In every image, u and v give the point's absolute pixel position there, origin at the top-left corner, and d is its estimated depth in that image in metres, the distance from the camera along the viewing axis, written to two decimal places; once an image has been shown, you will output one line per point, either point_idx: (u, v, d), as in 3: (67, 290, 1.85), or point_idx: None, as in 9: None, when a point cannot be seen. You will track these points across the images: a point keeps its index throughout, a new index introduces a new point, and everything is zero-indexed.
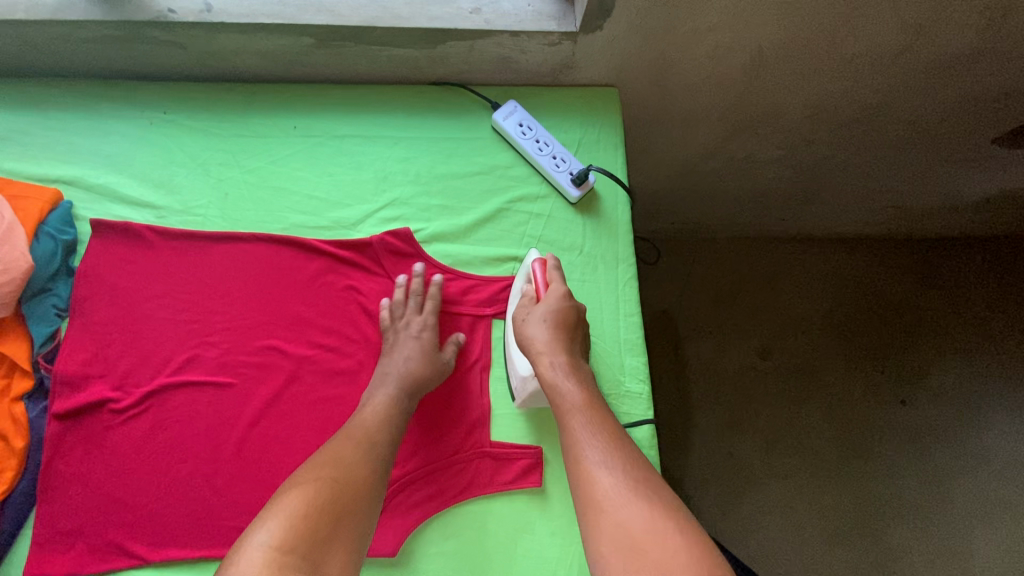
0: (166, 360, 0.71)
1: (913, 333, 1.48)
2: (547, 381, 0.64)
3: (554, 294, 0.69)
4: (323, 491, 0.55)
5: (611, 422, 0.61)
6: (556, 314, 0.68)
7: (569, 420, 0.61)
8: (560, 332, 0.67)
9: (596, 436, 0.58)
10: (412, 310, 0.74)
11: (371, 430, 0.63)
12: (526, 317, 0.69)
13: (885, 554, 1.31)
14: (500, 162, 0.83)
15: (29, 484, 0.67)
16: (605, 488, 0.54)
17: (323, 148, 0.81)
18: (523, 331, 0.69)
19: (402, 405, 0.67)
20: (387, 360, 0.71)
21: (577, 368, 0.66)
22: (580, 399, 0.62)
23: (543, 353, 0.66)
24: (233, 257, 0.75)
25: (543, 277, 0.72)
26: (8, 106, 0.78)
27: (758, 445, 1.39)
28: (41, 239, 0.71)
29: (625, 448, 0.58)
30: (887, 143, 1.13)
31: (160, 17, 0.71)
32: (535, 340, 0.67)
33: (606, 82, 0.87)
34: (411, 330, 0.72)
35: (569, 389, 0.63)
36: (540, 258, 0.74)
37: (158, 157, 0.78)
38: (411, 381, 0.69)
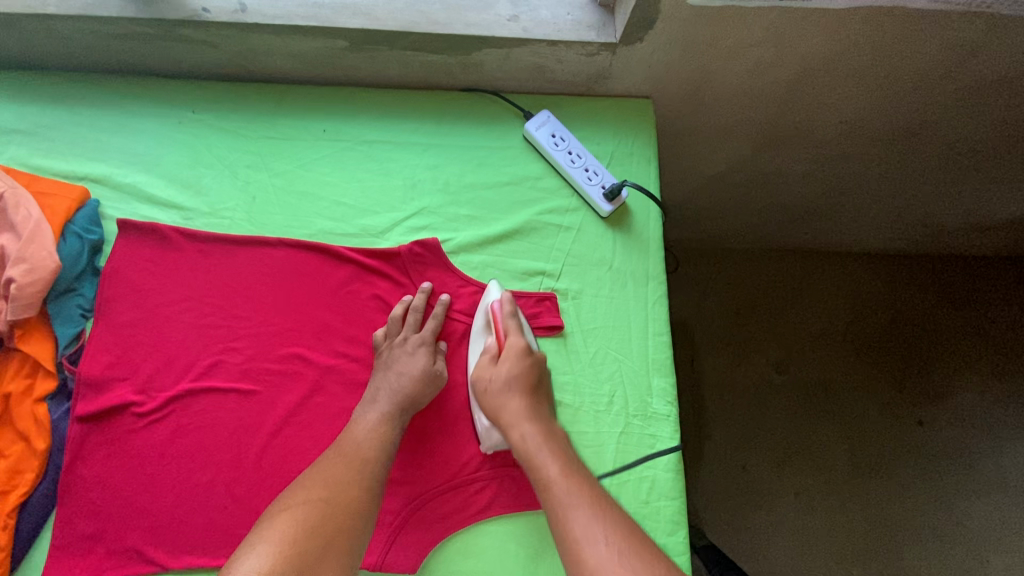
0: (189, 365, 0.71)
1: (934, 353, 1.45)
2: (523, 450, 0.65)
3: (511, 348, 0.69)
4: (311, 516, 0.58)
5: (593, 487, 0.62)
6: (517, 381, 0.68)
7: (548, 494, 0.61)
8: (527, 398, 0.67)
9: (580, 508, 0.59)
10: (410, 325, 0.72)
11: (362, 450, 0.64)
12: (491, 380, 0.69)
13: None
14: (531, 173, 0.81)
15: (49, 486, 0.66)
16: (593, 565, 0.55)
17: (351, 153, 0.79)
18: (487, 401, 0.69)
19: (392, 423, 0.67)
20: (381, 376, 0.69)
21: (550, 434, 0.66)
22: (560, 470, 0.62)
23: (513, 425, 0.66)
24: (258, 263, 0.74)
25: (501, 324, 0.71)
26: (37, 100, 0.77)
27: (772, 462, 1.37)
28: (67, 238, 0.70)
29: (610, 514, 0.59)
30: (920, 162, 1.10)
31: (194, 17, 0.70)
32: (504, 408, 0.67)
33: (641, 94, 0.85)
34: (407, 346, 0.70)
35: (547, 462, 0.63)
36: (499, 300, 0.73)
37: (185, 157, 0.77)
38: (403, 400, 0.67)
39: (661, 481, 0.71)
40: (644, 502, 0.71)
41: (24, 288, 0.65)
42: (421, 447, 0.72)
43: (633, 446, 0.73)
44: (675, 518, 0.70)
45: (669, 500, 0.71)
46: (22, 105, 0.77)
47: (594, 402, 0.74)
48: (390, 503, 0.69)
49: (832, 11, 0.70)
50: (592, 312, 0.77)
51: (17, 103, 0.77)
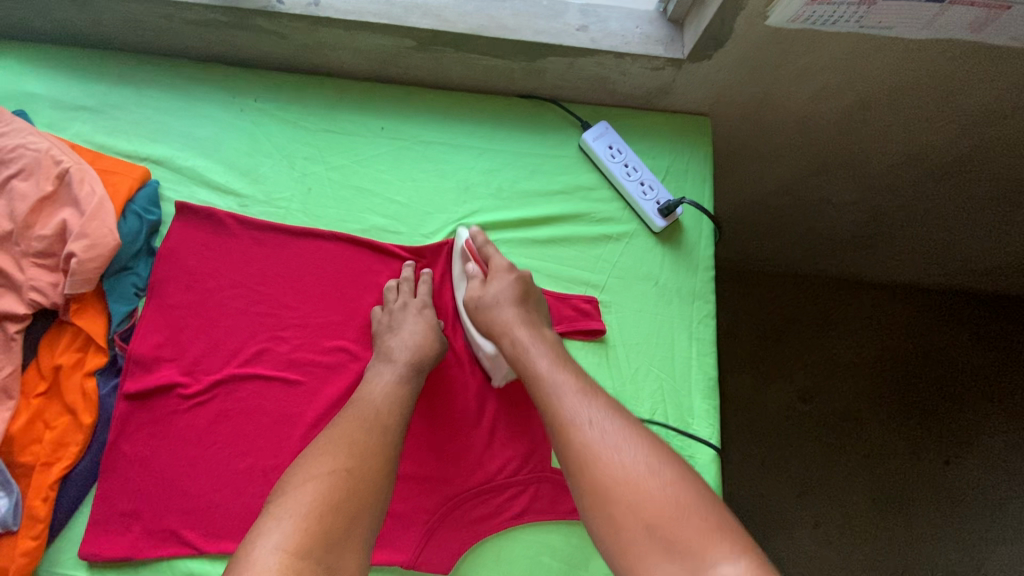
0: (237, 350, 0.71)
1: (964, 393, 1.42)
2: (515, 356, 0.66)
3: (497, 270, 0.71)
4: (333, 486, 0.53)
5: (585, 377, 0.62)
6: (506, 292, 0.69)
7: (539, 387, 0.62)
8: (517, 307, 0.68)
9: (570, 394, 0.59)
10: (406, 292, 0.73)
11: (378, 403, 0.63)
12: (479, 300, 0.70)
13: None
14: (585, 183, 0.81)
15: (92, 460, 0.67)
16: (586, 445, 0.55)
17: (408, 152, 0.80)
18: (478, 318, 0.70)
19: (404, 383, 0.65)
20: (387, 340, 0.69)
21: (539, 334, 0.67)
22: (550, 364, 0.63)
23: (505, 332, 0.67)
24: (310, 253, 0.75)
25: (480, 254, 0.73)
26: (103, 79, 0.78)
27: (793, 490, 1.35)
28: (128, 217, 0.71)
29: (600, 397, 0.60)
30: (971, 198, 1.08)
31: (268, 7, 0.71)
32: (496, 321, 0.68)
33: (699, 111, 0.85)
34: (410, 309, 0.71)
35: (538, 359, 0.64)
36: (471, 237, 0.74)
37: (245, 144, 0.77)
38: (417, 355, 0.67)
39: None
40: None
41: (84, 264, 0.66)
42: (459, 448, 0.71)
43: None
44: None
45: None
46: (89, 83, 0.78)
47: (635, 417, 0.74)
48: (426, 502, 0.69)
49: (909, 41, 0.69)
50: (637, 326, 0.77)
51: (83, 80, 0.78)
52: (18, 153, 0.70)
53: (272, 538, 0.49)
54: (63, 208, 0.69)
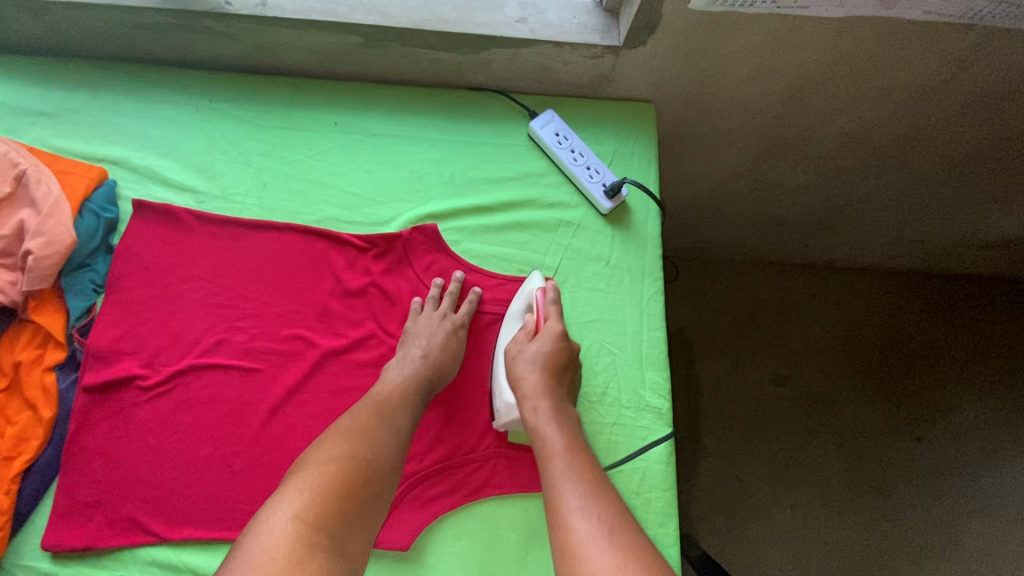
0: (195, 342, 0.72)
1: (932, 371, 1.45)
2: (532, 429, 0.65)
3: (550, 330, 0.71)
4: (345, 465, 0.55)
5: (593, 471, 0.60)
6: (547, 359, 0.69)
7: (549, 466, 0.61)
8: (549, 376, 0.67)
9: (574, 487, 0.58)
10: (435, 302, 0.75)
11: (392, 399, 0.64)
12: (520, 356, 0.70)
13: None
14: (534, 170, 0.83)
15: (53, 454, 0.68)
16: (580, 540, 0.53)
17: (361, 145, 0.82)
18: (513, 371, 0.70)
19: (418, 383, 0.67)
20: (410, 342, 0.71)
21: (561, 415, 0.66)
22: (564, 445, 0.62)
23: (530, 398, 0.67)
24: (266, 245, 0.77)
25: (544, 309, 0.73)
26: (60, 85, 0.80)
27: (768, 473, 1.37)
28: (85, 215, 0.73)
29: (605, 498, 0.57)
30: (920, 175, 1.12)
31: (216, 9, 0.73)
32: (524, 381, 0.68)
33: (643, 98, 0.88)
34: (436, 317, 0.73)
35: (552, 436, 0.63)
36: (542, 287, 0.75)
37: (201, 143, 0.80)
38: (432, 365, 0.69)
39: (652, 472, 0.73)
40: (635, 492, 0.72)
41: (41, 261, 0.67)
42: (416, 429, 0.73)
43: (626, 438, 0.75)
44: (665, 510, 0.72)
45: (660, 492, 0.72)
46: (46, 89, 0.80)
47: (588, 392, 0.76)
48: None
49: (829, 20, 0.72)
50: (589, 305, 0.79)
51: (40, 87, 0.80)
52: None
53: (286, 509, 0.51)
54: (20, 209, 0.71)
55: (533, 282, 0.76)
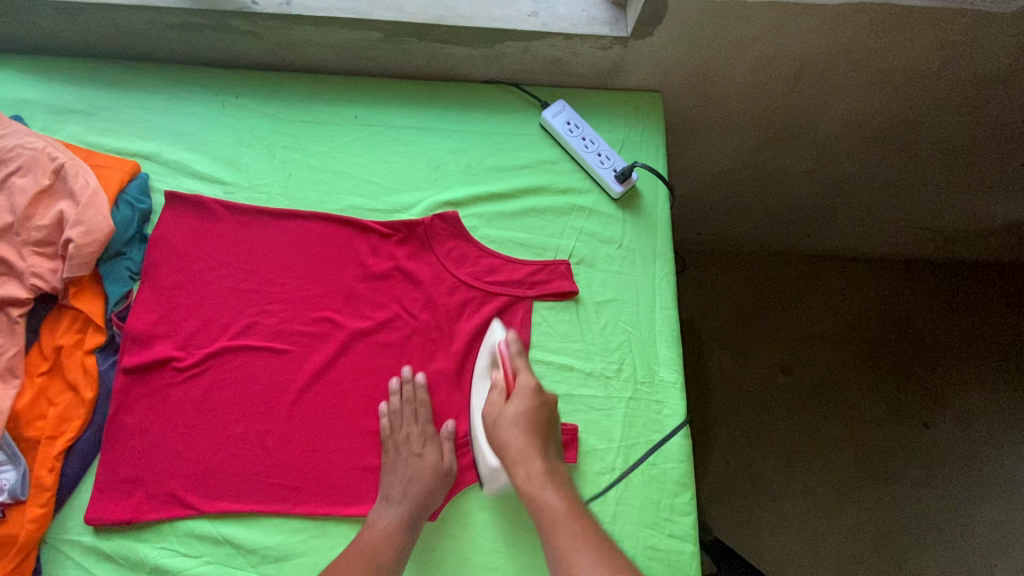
0: (227, 325, 0.76)
1: (936, 357, 1.48)
2: (525, 493, 0.64)
3: (524, 388, 0.70)
4: None
5: (595, 528, 0.61)
6: (528, 417, 0.68)
7: (550, 533, 0.60)
8: (531, 437, 0.67)
9: (582, 550, 0.58)
10: (409, 418, 0.72)
11: (380, 557, 0.64)
12: (499, 419, 0.69)
13: None
14: (547, 158, 0.87)
15: (94, 433, 0.71)
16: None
17: (380, 137, 0.86)
18: (496, 436, 0.69)
19: (404, 528, 0.67)
20: (390, 479, 0.70)
21: (553, 474, 0.66)
22: (563, 508, 0.62)
23: (520, 463, 0.66)
24: (293, 233, 0.80)
25: (511, 364, 0.73)
26: (92, 84, 0.84)
27: (777, 459, 1.40)
28: (121, 206, 0.76)
29: (609, 553, 0.58)
30: (919, 161, 1.15)
31: (244, 8, 0.77)
32: (509, 446, 0.67)
33: (649, 88, 0.91)
34: (411, 447, 0.71)
35: (550, 498, 0.63)
36: (504, 339, 0.75)
37: (228, 137, 0.83)
38: (417, 500, 0.68)
39: (668, 443, 0.77)
40: (652, 463, 0.76)
41: (81, 248, 0.71)
42: (440, 406, 0.76)
43: (642, 411, 0.78)
44: (681, 479, 0.75)
45: (676, 462, 0.76)
46: (79, 88, 0.83)
47: (604, 368, 0.79)
48: None
49: (827, 8, 0.76)
50: (603, 286, 0.82)
51: (73, 86, 0.83)
52: (16, 152, 0.75)
53: None
54: (59, 200, 0.74)
55: (493, 336, 0.77)
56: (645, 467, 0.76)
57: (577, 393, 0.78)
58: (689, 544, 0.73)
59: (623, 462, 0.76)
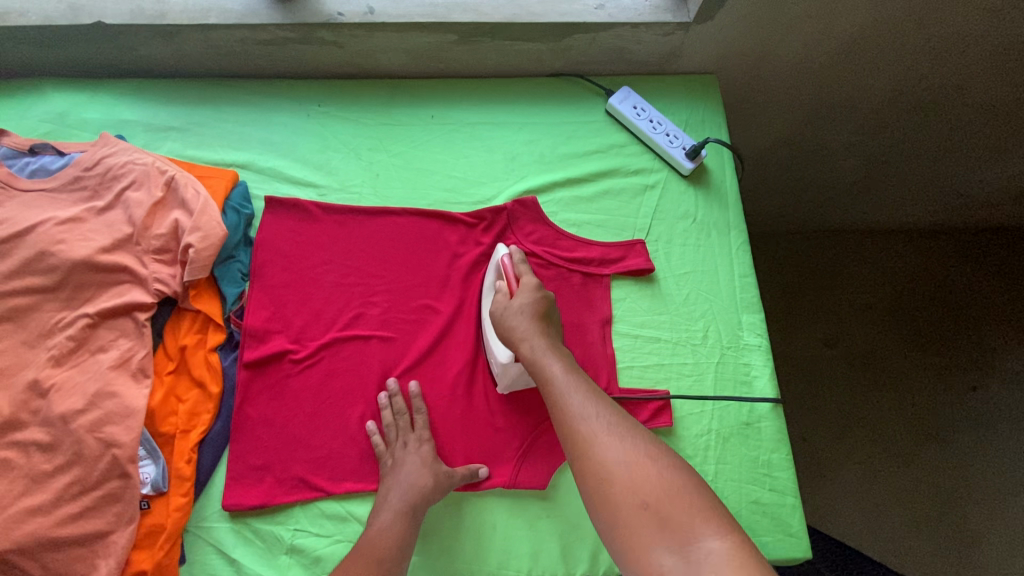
0: (335, 318, 0.80)
1: (981, 321, 1.48)
2: (527, 360, 0.67)
3: (525, 287, 0.73)
4: None
5: (595, 387, 0.62)
6: (533, 306, 0.71)
7: (550, 387, 0.62)
8: (538, 321, 0.70)
9: (579, 394, 0.60)
10: (404, 427, 0.74)
11: (376, 549, 0.64)
12: (506, 311, 0.72)
13: (970, 544, 1.28)
14: (616, 142, 0.91)
15: (223, 425, 0.75)
16: (589, 432, 0.56)
17: (458, 134, 0.90)
18: (502, 324, 0.71)
19: (400, 527, 0.66)
20: (387, 480, 0.70)
21: (556, 346, 0.68)
22: (564, 367, 0.64)
23: (524, 338, 0.68)
24: (386, 228, 0.85)
25: (512, 271, 0.76)
26: (186, 102, 0.89)
27: (830, 430, 1.42)
28: (228, 212, 0.81)
29: (610, 405, 0.59)
30: (962, 126, 1.16)
31: (331, 20, 0.81)
32: (515, 330, 0.70)
33: (704, 71, 0.96)
34: (407, 450, 0.72)
35: (553, 363, 0.65)
36: (509, 254, 0.78)
37: (317, 144, 0.88)
38: (414, 497, 0.68)
39: (760, 402, 0.79)
40: (746, 423, 0.78)
41: (201, 252, 0.75)
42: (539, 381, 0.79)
43: (731, 374, 0.81)
44: (776, 436, 0.78)
45: (769, 420, 0.78)
46: (174, 106, 0.89)
47: (691, 336, 0.82)
48: (513, 435, 0.77)
49: None
50: (681, 259, 0.86)
51: (168, 104, 0.89)
52: (128, 169, 0.80)
53: None
54: (173, 210, 0.79)
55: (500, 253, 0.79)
56: (740, 427, 0.78)
57: (666, 362, 0.81)
58: (790, 497, 0.75)
59: (718, 425, 0.78)
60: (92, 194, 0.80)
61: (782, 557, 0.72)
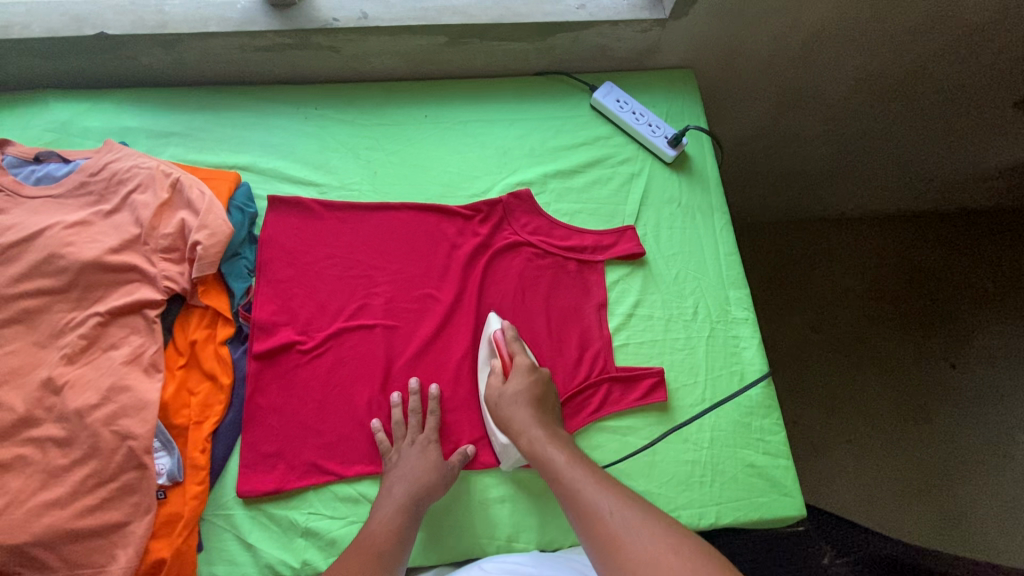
0: (340, 308, 0.83)
1: (954, 301, 1.55)
2: (531, 456, 0.69)
3: (518, 369, 0.76)
4: None
5: (599, 475, 0.65)
6: (528, 393, 0.74)
7: (558, 485, 0.65)
8: (534, 409, 0.72)
9: (587, 486, 0.62)
10: (413, 428, 0.76)
11: (376, 539, 0.65)
12: (500, 398, 0.74)
13: (957, 514, 1.33)
14: (602, 134, 0.96)
15: (235, 416, 0.77)
16: (606, 525, 0.57)
17: (450, 131, 0.94)
18: (501, 414, 0.74)
19: (403, 518, 0.68)
20: (392, 474, 0.72)
21: (555, 437, 0.71)
22: (567, 459, 0.67)
23: (523, 432, 0.71)
24: (386, 222, 0.88)
25: (506, 350, 0.79)
26: (187, 109, 0.92)
27: (820, 412, 1.46)
28: (232, 211, 0.84)
29: (618, 492, 0.62)
30: (923, 110, 1.24)
31: (326, 25, 0.85)
32: (511, 418, 0.72)
33: (681, 66, 1.02)
34: (417, 445, 0.74)
35: (555, 456, 0.67)
36: (501, 328, 0.81)
37: (316, 145, 0.91)
38: (417, 490, 0.70)
39: (749, 372, 0.83)
40: (738, 391, 0.82)
41: (209, 249, 0.78)
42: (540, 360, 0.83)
43: (722, 346, 0.85)
44: (767, 402, 0.82)
45: (759, 388, 0.82)
46: (175, 113, 0.92)
47: (682, 313, 0.86)
48: None
49: None
50: (669, 241, 0.90)
51: (169, 112, 0.92)
52: (133, 173, 0.82)
53: None
54: (179, 211, 0.81)
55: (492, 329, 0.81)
56: (732, 395, 0.82)
57: (660, 339, 0.85)
58: (783, 459, 0.79)
59: (711, 394, 0.82)
60: (99, 198, 0.82)
61: (778, 517, 0.76)
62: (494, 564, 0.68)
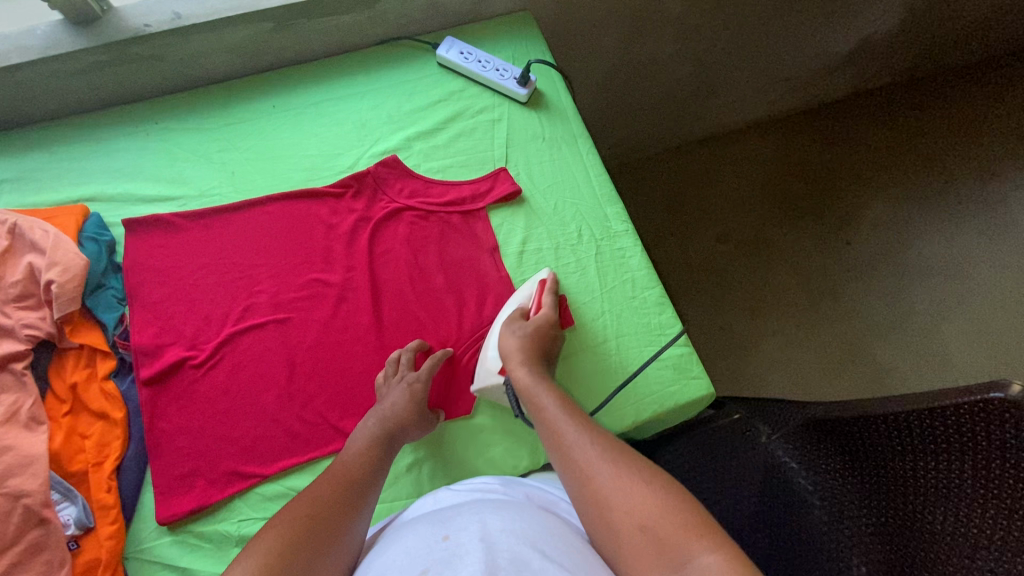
0: (226, 314, 0.81)
1: (836, 183, 1.64)
2: (521, 384, 0.70)
3: (545, 316, 0.77)
4: (290, 534, 0.55)
5: (579, 411, 0.66)
6: (540, 334, 0.75)
7: (541, 412, 0.67)
8: (535, 351, 0.73)
9: (566, 422, 0.64)
10: (404, 370, 0.76)
11: (352, 467, 0.65)
12: (521, 328, 0.76)
13: (879, 371, 1.43)
14: (455, 88, 0.97)
15: (138, 446, 0.74)
16: (585, 466, 0.59)
17: (303, 116, 0.93)
18: (505, 340, 0.75)
19: (375, 447, 0.68)
20: (375, 407, 0.72)
21: (545, 376, 0.71)
22: (552, 396, 0.68)
23: (521, 364, 0.71)
24: (256, 219, 0.86)
25: (541, 298, 0.80)
26: (14, 153, 0.87)
27: (745, 312, 1.51)
28: (85, 244, 0.80)
29: (596, 429, 0.63)
30: (759, 11, 1.31)
31: (138, 32, 0.82)
32: (512, 352, 0.73)
33: (517, 10, 1.04)
34: (403, 384, 0.73)
35: (540, 391, 0.69)
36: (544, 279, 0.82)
37: (164, 159, 0.88)
38: (389, 425, 0.69)
39: (639, 278, 0.87)
40: (633, 296, 0.86)
41: (65, 285, 0.74)
42: (442, 315, 0.83)
43: (611, 260, 0.88)
44: (660, 301, 0.86)
45: (651, 289, 0.86)
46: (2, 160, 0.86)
47: (568, 238, 0.89)
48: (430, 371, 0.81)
49: None
50: (542, 175, 0.93)
51: None
52: None
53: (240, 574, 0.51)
54: (25, 255, 0.76)
55: (540, 275, 0.83)
56: (629, 302, 0.85)
57: (552, 267, 0.87)
58: (686, 348, 0.83)
59: (609, 305, 0.85)
60: None
61: (692, 400, 0.79)
62: (461, 486, 0.69)
